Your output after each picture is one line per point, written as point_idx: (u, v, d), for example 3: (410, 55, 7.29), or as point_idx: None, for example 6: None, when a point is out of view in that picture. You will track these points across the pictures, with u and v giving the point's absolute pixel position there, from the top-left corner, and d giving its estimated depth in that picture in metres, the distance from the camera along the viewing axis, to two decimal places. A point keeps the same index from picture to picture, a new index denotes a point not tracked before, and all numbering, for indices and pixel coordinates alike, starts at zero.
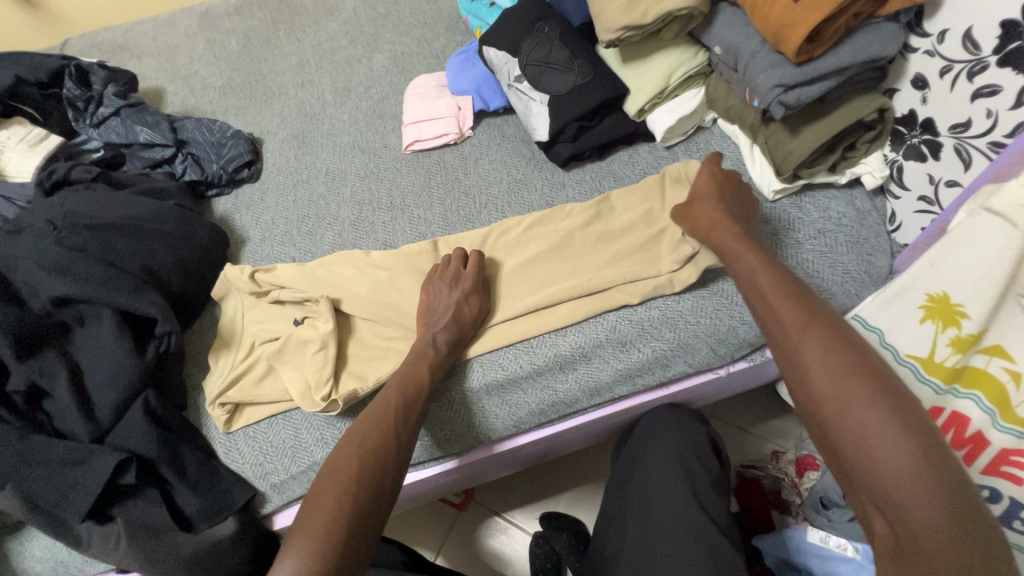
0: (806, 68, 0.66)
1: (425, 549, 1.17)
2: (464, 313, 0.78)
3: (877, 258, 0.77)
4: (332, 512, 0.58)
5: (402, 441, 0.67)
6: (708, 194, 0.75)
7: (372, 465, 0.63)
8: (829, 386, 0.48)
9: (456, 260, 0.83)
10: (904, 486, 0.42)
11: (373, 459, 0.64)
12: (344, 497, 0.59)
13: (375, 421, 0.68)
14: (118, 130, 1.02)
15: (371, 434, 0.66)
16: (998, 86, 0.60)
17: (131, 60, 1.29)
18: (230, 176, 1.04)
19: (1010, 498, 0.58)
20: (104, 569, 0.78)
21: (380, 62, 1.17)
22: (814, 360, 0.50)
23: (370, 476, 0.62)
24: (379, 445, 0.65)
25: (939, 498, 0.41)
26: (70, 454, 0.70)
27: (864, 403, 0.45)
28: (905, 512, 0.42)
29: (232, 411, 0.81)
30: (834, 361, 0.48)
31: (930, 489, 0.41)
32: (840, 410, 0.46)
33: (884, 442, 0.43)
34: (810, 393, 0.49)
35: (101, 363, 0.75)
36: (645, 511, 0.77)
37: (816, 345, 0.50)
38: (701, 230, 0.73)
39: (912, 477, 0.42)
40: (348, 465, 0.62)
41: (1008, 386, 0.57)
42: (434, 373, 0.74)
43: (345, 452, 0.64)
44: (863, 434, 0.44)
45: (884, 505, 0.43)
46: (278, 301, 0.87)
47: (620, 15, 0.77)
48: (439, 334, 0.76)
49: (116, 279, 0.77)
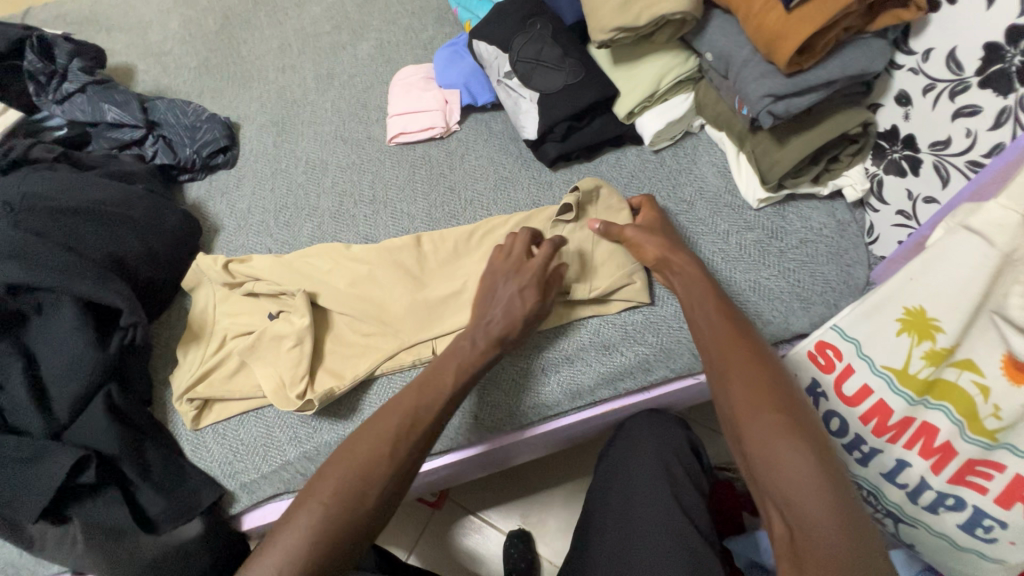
0: (795, 79, 0.67)
1: (397, 548, 1.15)
2: (520, 303, 0.72)
3: (855, 269, 0.78)
4: (304, 532, 0.54)
5: (400, 455, 0.60)
6: (647, 231, 0.78)
7: (357, 472, 0.58)
8: (750, 397, 0.56)
9: (521, 244, 0.78)
10: (806, 486, 0.50)
11: (355, 475, 0.58)
12: (315, 510, 0.55)
13: (377, 428, 0.62)
14: (84, 108, 0.97)
15: (361, 441, 0.61)
16: (978, 107, 0.62)
17: (98, 34, 1.22)
18: (204, 161, 1.00)
19: (973, 506, 0.62)
20: (58, 571, 0.74)
21: (366, 50, 1.14)
22: (749, 385, 0.57)
23: (341, 502, 0.56)
24: (368, 459, 0.59)
25: (834, 506, 0.49)
26: (24, 450, 0.66)
27: (776, 420, 0.54)
28: (802, 515, 0.49)
29: (201, 407, 0.78)
30: (760, 386, 0.57)
31: (825, 489, 0.50)
32: (751, 418, 0.55)
33: (791, 451, 0.52)
34: (737, 413, 0.56)
35: (59, 355, 0.71)
36: (625, 518, 0.77)
37: (741, 370, 0.59)
38: (662, 260, 0.75)
39: (813, 488, 0.50)
40: (331, 475, 0.58)
41: (977, 399, 0.59)
42: (460, 374, 0.68)
43: (340, 464, 0.59)
44: (778, 447, 0.52)
45: (788, 504, 0.50)
46: (252, 293, 0.84)
47: (613, 16, 0.76)
48: (490, 326, 0.71)
49: (78, 266, 0.73)
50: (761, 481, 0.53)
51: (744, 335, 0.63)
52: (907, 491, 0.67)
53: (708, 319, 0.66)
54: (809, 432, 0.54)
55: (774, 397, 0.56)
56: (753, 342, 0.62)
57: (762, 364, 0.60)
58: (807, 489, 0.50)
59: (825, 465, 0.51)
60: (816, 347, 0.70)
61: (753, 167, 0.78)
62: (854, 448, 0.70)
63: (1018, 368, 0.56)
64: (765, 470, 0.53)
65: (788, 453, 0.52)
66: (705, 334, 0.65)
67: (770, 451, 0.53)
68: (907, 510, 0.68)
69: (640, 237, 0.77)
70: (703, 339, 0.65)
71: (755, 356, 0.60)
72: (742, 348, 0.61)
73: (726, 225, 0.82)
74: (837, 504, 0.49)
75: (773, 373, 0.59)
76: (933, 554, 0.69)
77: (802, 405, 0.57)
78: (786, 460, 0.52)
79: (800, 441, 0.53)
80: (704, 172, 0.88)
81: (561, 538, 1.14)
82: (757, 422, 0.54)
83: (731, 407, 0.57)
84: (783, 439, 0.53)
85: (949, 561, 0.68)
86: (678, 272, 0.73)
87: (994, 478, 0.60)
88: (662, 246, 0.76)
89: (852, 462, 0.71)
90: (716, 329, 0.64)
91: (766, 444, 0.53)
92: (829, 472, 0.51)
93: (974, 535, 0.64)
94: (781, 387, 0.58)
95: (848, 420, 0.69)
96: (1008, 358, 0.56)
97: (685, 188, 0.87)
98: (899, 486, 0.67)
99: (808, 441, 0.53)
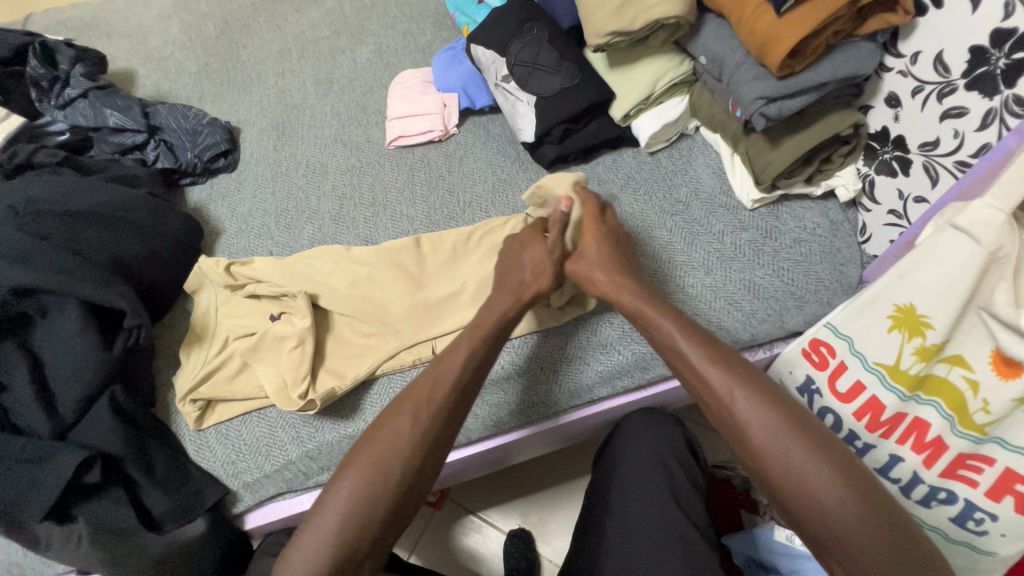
0: (787, 82, 0.68)
1: (398, 548, 1.16)
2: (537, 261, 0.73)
3: (849, 268, 0.79)
4: (340, 513, 0.57)
5: (423, 425, 0.61)
6: (595, 263, 0.71)
7: (378, 450, 0.60)
8: (776, 448, 0.53)
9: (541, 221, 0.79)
10: (857, 533, 0.49)
11: (383, 462, 0.59)
12: (344, 488, 0.58)
13: (410, 396, 0.63)
14: (86, 112, 0.98)
15: (386, 425, 0.61)
16: (965, 108, 0.63)
17: (99, 39, 1.23)
18: (205, 165, 1.01)
19: (965, 500, 0.64)
20: (63, 570, 0.75)
21: (365, 54, 1.15)
22: (772, 435, 0.54)
23: (372, 489, 0.58)
24: (394, 442, 0.60)
25: (888, 544, 0.49)
26: (29, 451, 0.67)
27: (812, 468, 0.52)
28: (860, 560, 0.49)
29: (204, 408, 0.79)
30: (779, 428, 0.54)
31: (875, 530, 0.49)
32: (786, 472, 0.52)
33: (835, 501, 0.50)
34: (768, 468, 0.53)
35: (64, 357, 0.72)
36: (623, 516, 0.78)
37: (759, 416, 0.55)
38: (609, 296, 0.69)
39: (865, 533, 0.49)
40: (361, 457, 0.60)
41: (966, 393, 0.61)
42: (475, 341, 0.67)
43: (367, 443, 0.61)
44: (821, 497, 0.51)
45: (843, 552, 0.50)
46: (254, 295, 0.85)
47: (609, 20, 0.78)
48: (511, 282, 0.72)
49: (83, 269, 0.74)
50: (809, 530, 0.52)
51: (741, 370, 0.58)
52: (900, 486, 0.68)
53: (697, 362, 0.59)
54: (844, 466, 0.52)
55: (801, 439, 0.53)
56: (752, 377, 0.57)
57: (773, 400, 0.55)
58: (860, 535, 0.49)
59: (868, 501, 0.50)
60: (810, 345, 0.72)
61: (747, 168, 0.80)
62: (849, 444, 0.71)
63: (1006, 363, 0.57)
64: (813, 523, 0.51)
65: (833, 502, 0.50)
66: (699, 379, 0.59)
67: (816, 505, 0.51)
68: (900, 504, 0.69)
69: (589, 269, 0.71)
70: (700, 385, 0.59)
71: (763, 396, 0.55)
72: (748, 389, 0.56)
73: (721, 225, 0.84)
74: (889, 540, 0.49)
75: (786, 408, 0.55)
76: None
77: (823, 433, 0.54)
78: (833, 511, 0.50)
79: (842, 484, 0.51)
80: (699, 173, 0.89)
81: (561, 537, 1.15)
82: (795, 476, 0.52)
83: (759, 462, 0.54)
84: (824, 489, 0.51)
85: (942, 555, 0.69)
86: (632, 308, 0.66)
87: (985, 471, 0.62)
88: (611, 280, 0.69)
89: None
90: (711, 372, 0.58)
91: (810, 500, 0.51)
92: (874, 506, 0.50)
93: (966, 528, 0.65)
94: (800, 421, 0.54)
95: (841, 416, 0.70)
96: (997, 354, 0.58)
97: (681, 188, 0.88)
98: (893, 481, 0.69)
99: (847, 480, 0.51)
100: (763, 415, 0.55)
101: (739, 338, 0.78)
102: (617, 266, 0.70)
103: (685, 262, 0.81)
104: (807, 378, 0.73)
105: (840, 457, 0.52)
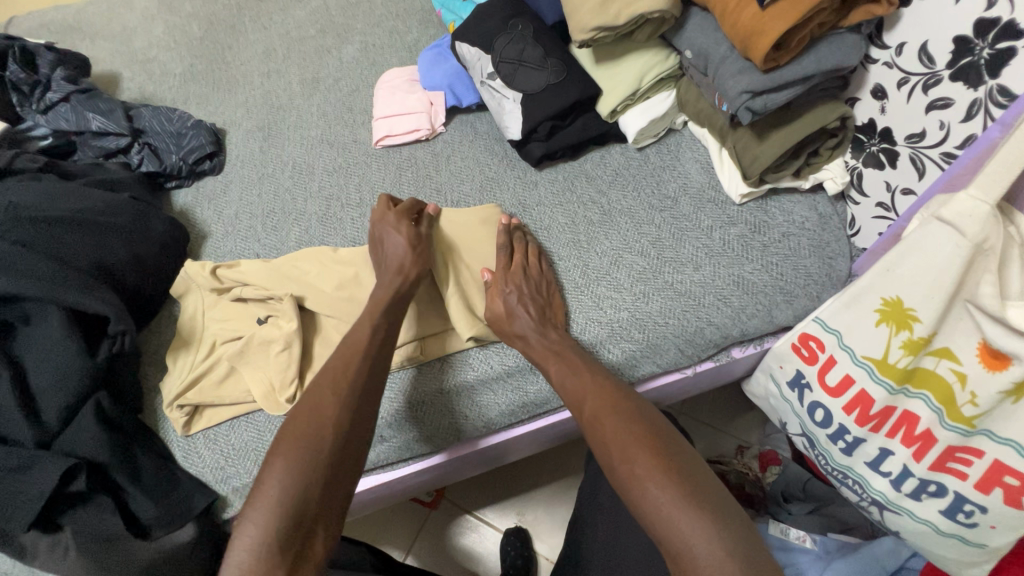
0: (772, 75, 0.68)
1: (394, 550, 1.16)
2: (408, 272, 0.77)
3: (837, 262, 0.79)
4: (271, 495, 0.55)
5: (351, 392, 0.65)
6: (526, 299, 0.75)
7: (312, 416, 0.62)
8: (611, 441, 0.61)
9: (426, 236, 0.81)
10: (671, 516, 0.53)
11: (307, 442, 0.59)
12: (282, 460, 0.58)
13: (332, 371, 0.66)
14: (68, 116, 0.97)
15: (301, 414, 0.62)
16: (950, 99, 0.63)
17: (83, 41, 1.22)
18: (190, 168, 1.00)
19: (954, 492, 0.64)
20: None
21: (351, 53, 1.14)
22: (610, 431, 0.61)
23: (300, 454, 0.58)
24: (310, 433, 0.60)
25: (703, 521, 0.52)
26: (13, 461, 0.66)
27: (638, 457, 0.58)
28: (676, 541, 0.52)
29: (191, 414, 0.79)
30: (617, 429, 0.61)
31: (691, 511, 0.53)
32: (618, 462, 0.59)
33: (652, 486, 0.55)
34: (609, 453, 0.60)
35: (48, 365, 0.71)
36: (616, 509, 0.81)
37: (604, 416, 0.63)
38: (512, 335, 0.74)
39: (679, 510, 0.53)
40: (298, 425, 0.61)
41: (954, 386, 0.60)
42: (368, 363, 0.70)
43: (301, 416, 0.62)
44: (638, 487, 0.56)
45: (664, 534, 0.53)
46: (241, 298, 0.84)
47: (592, 15, 0.77)
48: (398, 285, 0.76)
49: (64, 275, 0.73)
50: (640, 519, 0.56)
51: (599, 384, 0.67)
52: (891, 479, 0.70)
53: (562, 379, 0.69)
54: (670, 459, 0.57)
55: (636, 434, 0.60)
56: (609, 389, 0.66)
57: (621, 406, 0.64)
58: (677, 514, 0.53)
59: (688, 486, 0.55)
60: (799, 339, 0.72)
61: (734, 162, 0.79)
62: (839, 438, 0.72)
63: (993, 355, 0.57)
64: (639, 506, 0.56)
65: (650, 487, 0.55)
66: (567, 390, 0.68)
67: (640, 487, 0.56)
68: (892, 497, 0.70)
69: (511, 304, 0.75)
70: (567, 398, 0.68)
71: (613, 398, 0.65)
72: (601, 397, 0.65)
73: (709, 220, 0.83)
74: (704, 515, 0.52)
75: (631, 411, 0.63)
76: (919, 539, 0.71)
77: (660, 433, 0.61)
78: (651, 494, 0.55)
79: (661, 469, 0.56)
80: (688, 168, 0.89)
81: (556, 535, 1.15)
82: (622, 466, 0.58)
83: (605, 454, 0.61)
84: (649, 476, 0.56)
85: (933, 545, 0.70)
86: (527, 343, 0.73)
87: (973, 464, 0.62)
88: (528, 324, 0.73)
89: (837, 450, 0.73)
90: (575, 387, 0.68)
91: (634, 484, 0.57)
92: (691, 491, 0.54)
93: (956, 520, 0.65)
94: (640, 422, 0.62)
95: (831, 410, 0.71)
96: (983, 346, 0.58)
97: (669, 184, 0.87)
98: (884, 474, 0.70)
99: (669, 468, 0.56)
100: (610, 420, 0.63)
101: (729, 334, 0.78)
102: (534, 307, 0.75)
103: (675, 256, 0.81)
104: (798, 371, 0.74)
105: (669, 450, 0.58)
